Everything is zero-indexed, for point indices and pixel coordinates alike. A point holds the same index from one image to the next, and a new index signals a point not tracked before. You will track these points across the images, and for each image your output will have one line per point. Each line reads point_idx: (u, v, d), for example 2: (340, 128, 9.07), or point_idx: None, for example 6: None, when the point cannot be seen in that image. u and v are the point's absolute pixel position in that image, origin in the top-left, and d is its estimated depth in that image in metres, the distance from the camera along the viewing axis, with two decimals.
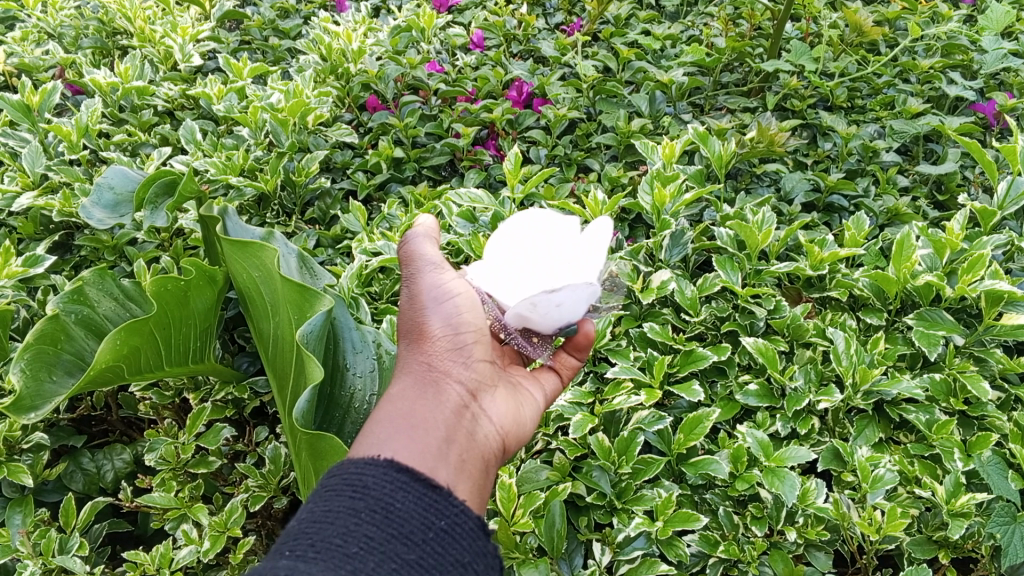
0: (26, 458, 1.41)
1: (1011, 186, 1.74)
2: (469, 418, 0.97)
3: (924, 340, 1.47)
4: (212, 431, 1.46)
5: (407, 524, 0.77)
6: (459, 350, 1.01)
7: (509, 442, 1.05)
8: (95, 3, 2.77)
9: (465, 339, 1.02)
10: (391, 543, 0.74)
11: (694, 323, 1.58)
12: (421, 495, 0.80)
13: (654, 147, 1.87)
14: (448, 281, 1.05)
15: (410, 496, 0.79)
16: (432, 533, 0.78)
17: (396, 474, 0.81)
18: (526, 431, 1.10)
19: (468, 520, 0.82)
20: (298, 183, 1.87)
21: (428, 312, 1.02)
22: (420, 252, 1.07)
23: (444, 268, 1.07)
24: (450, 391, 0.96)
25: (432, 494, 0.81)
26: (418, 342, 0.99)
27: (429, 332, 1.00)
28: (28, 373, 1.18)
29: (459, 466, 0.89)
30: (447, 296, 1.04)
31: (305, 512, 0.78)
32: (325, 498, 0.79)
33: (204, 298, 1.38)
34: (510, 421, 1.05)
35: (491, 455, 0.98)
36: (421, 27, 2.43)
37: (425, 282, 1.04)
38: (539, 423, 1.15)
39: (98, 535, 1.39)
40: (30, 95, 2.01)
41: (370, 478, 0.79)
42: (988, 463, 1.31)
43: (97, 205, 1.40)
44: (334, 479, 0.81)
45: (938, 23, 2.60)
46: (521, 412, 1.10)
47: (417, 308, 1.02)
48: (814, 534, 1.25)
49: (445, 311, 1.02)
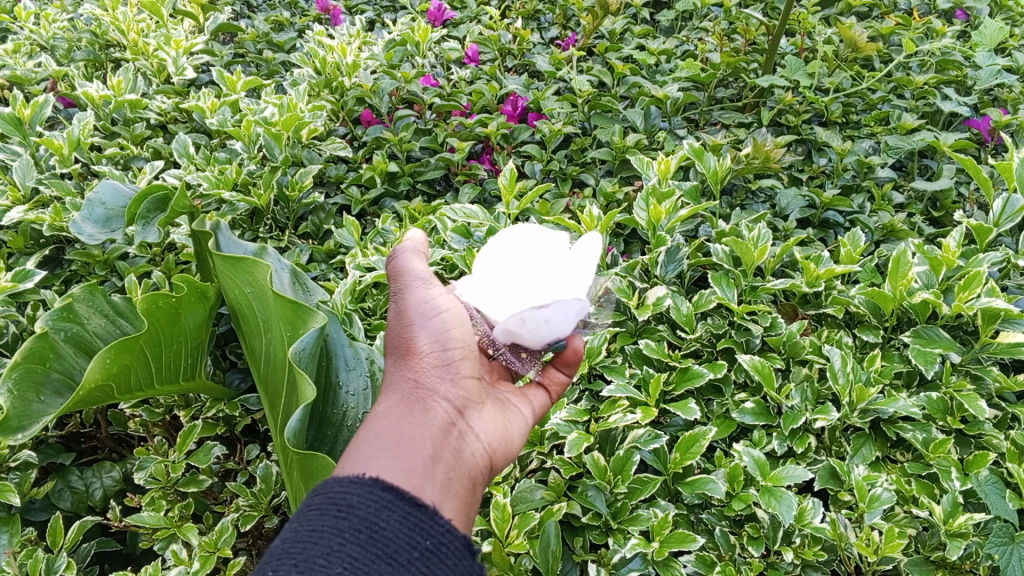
0: (13, 477, 1.39)
1: (1007, 204, 1.72)
2: (456, 435, 0.95)
3: (920, 358, 1.46)
4: (202, 450, 1.43)
5: (392, 544, 0.75)
6: (447, 366, 0.99)
7: (497, 459, 1.03)
8: (89, 16, 2.76)
9: (453, 355, 1.00)
10: (376, 564, 0.72)
11: (690, 340, 1.57)
12: (406, 514, 0.79)
13: (650, 162, 1.85)
14: (437, 296, 1.04)
15: (396, 515, 0.77)
16: (417, 553, 0.76)
17: (381, 492, 0.79)
18: (514, 449, 1.08)
19: (453, 539, 0.81)
20: (291, 198, 1.85)
21: (415, 328, 1.00)
22: (409, 267, 1.06)
23: (432, 283, 1.06)
24: (437, 409, 0.94)
25: (418, 513, 0.79)
26: (405, 358, 0.98)
27: (417, 349, 0.99)
28: (16, 393, 1.15)
29: (445, 484, 0.87)
30: (436, 312, 1.02)
31: (289, 531, 0.76)
32: (309, 517, 0.77)
33: (195, 314, 1.36)
34: (497, 439, 1.04)
35: (478, 473, 0.96)
36: (416, 41, 2.41)
37: (413, 298, 1.03)
38: (527, 441, 1.14)
39: (86, 555, 1.37)
40: (22, 108, 2.00)
41: (355, 497, 0.78)
42: (985, 483, 1.30)
43: (88, 220, 1.37)
44: (319, 497, 0.79)
45: (932, 38, 2.61)
46: (508, 429, 1.08)
47: (405, 323, 1.01)
48: (811, 555, 1.24)
49: (433, 327, 1.01)
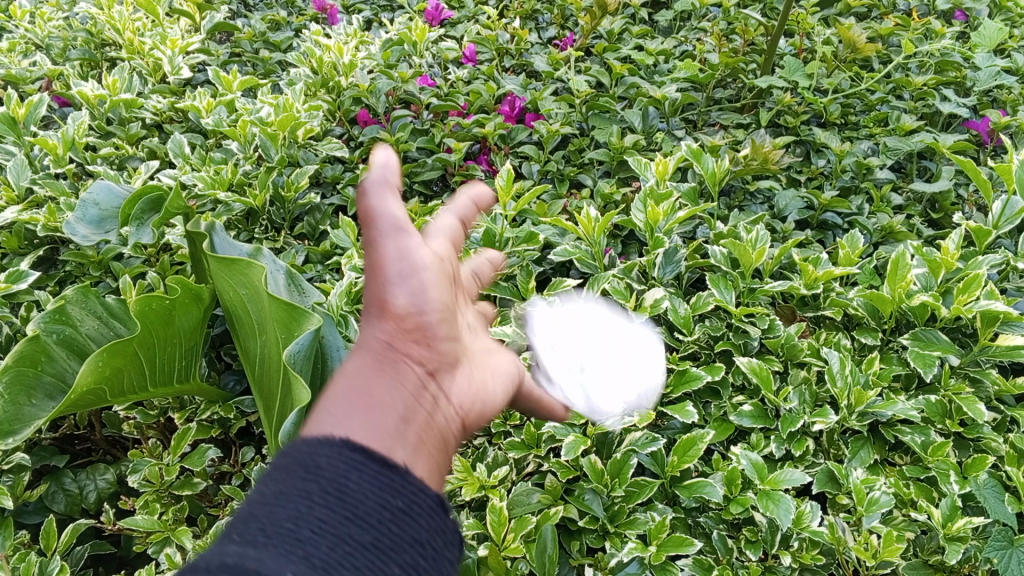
0: (6, 479, 1.38)
1: (1006, 206, 1.72)
2: (429, 399, 0.89)
3: (919, 361, 1.45)
4: (197, 452, 1.42)
5: (364, 506, 0.67)
6: (423, 328, 0.92)
7: (469, 423, 0.98)
8: (84, 15, 2.74)
9: (429, 316, 0.93)
10: (347, 527, 0.65)
11: (688, 342, 1.56)
12: (379, 476, 0.71)
13: (648, 163, 1.84)
14: (414, 247, 0.94)
15: (367, 477, 0.70)
16: (391, 515, 0.69)
17: (352, 455, 0.72)
18: (489, 410, 1.03)
19: (430, 501, 0.74)
20: (287, 199, 1.84)
21: (391, 283, 0.91)
22: (385, 207, 0.93)
23: (410, 230, 0.95)
24: (410, 373, 0.88)
25: (391, 476, 0.72)
26: (380, 317, 0.90)
27: (392, 306, 0.91)
28: (6, 397, 1.16)
29: (418, 448, 0.81)
30: (414, 265, 0.93)
31: (254, 493, 0.68)
32: (273, 478, 0.69)
33: (190, 316, 1.35)
34: (471, 402, 0.98)
35: (450, 439, 0.91)
36: (414, 41, 2.39)
37: (389, 246, 0.92)
38: (502, 400, 1.08)
39: (79, 558, 1.34)
40: (16, 107, 1.98)
41: (323, 458, 0.70)
42: (983, 486, 1.31)
43: (82, 221, 1.36)
44: (283, 458, 0.72)
45: (931, 39, 2.60)
46: (484, 390, 1.03)
47: (380, 276, 0.92)
48: (809, 559, 1.23)
49: (410, 283, 0.92)
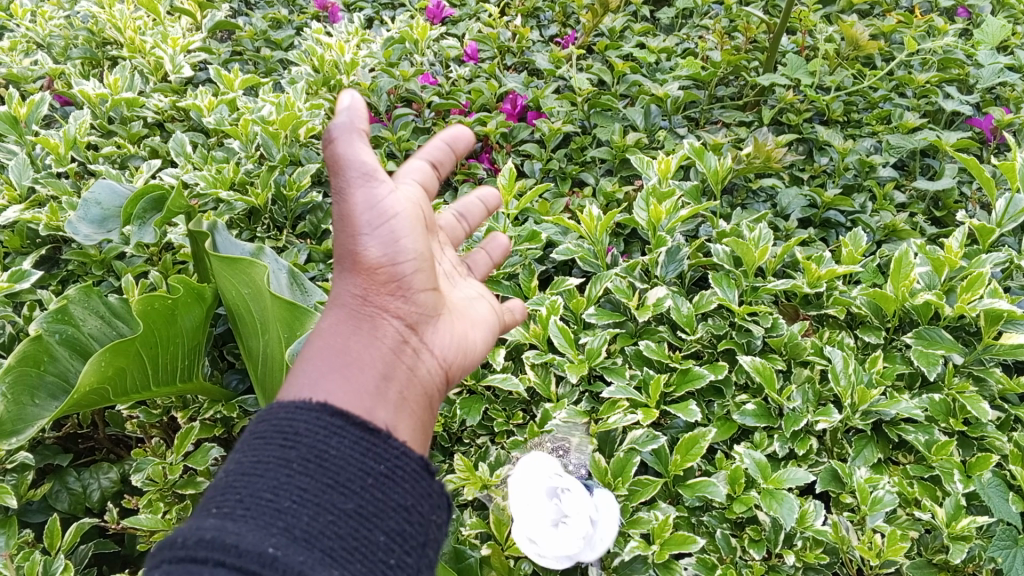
0: (10, 478, 1.37)
1: (1010, 204, 1.71)
2: (409, 352, 0.97)
3: (923, 359, 1.45)
4: (200, 451, 1.42)
5: (343, 472, 0.76)
6: (396, 280, 1.00)
7: (454, 373, 1.06)
8: (85, 14, 2.73)
9: (401, 268, 1.01)
10: (327, 494, 0.73)
11: (691, 341, 1.56)
12: (356, 439, 0.80)
13: (650, 161, 1.83)
14: (381, 200, 1.03)
15: (345, 442, 0.79)
16: (371, 479, 0.77)
17: (330, 418, 0.80)
18: (473, 359, 1.11)
19: (410, 461, 0.82)
20: (288, 197, 1.84)
21: (362, 239, 1.00)
22: (351, 162, 1.03)
23: (376, 181, 1.04)
24: (387, 327, 0.96)
25: (369, 438, 0.81)
26: (354, 274, 0.99)
27: (364, 260, 1.00)
28: (9, 397, 1.15)
29: (398, 403, 0.89)
30: (382, 219, 1.02)
31: (236, 462, 0.78)
32: (254, 445, 0.78)
33: (192, 315, 1.34)
34: (454, 353, 1.06)
35: (434, 389, 0.99)
36: (415, 39, 2.39)
37: (357, 199, 1.01)
38: (486, 350, 1.16)
39: (84, 557, 1.35)
40: (18, 106, 1.98)
41: (301, 424, 0.79)
42: (987, 486, 1.30)
43: (84, 220, 1.36)
44: (264, 425, 0.81)
45: (934, 36, 2.59)
46: (466, 341, 1.11)
47: (352, 233, 1.01)
48: (812, 558, 1.23)
49: (381, 237, 1.01)
